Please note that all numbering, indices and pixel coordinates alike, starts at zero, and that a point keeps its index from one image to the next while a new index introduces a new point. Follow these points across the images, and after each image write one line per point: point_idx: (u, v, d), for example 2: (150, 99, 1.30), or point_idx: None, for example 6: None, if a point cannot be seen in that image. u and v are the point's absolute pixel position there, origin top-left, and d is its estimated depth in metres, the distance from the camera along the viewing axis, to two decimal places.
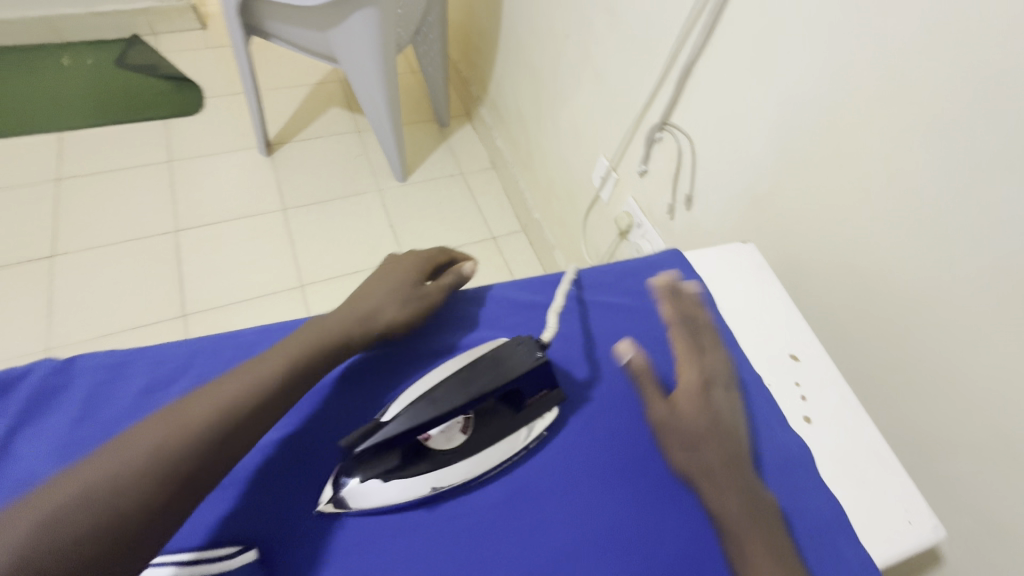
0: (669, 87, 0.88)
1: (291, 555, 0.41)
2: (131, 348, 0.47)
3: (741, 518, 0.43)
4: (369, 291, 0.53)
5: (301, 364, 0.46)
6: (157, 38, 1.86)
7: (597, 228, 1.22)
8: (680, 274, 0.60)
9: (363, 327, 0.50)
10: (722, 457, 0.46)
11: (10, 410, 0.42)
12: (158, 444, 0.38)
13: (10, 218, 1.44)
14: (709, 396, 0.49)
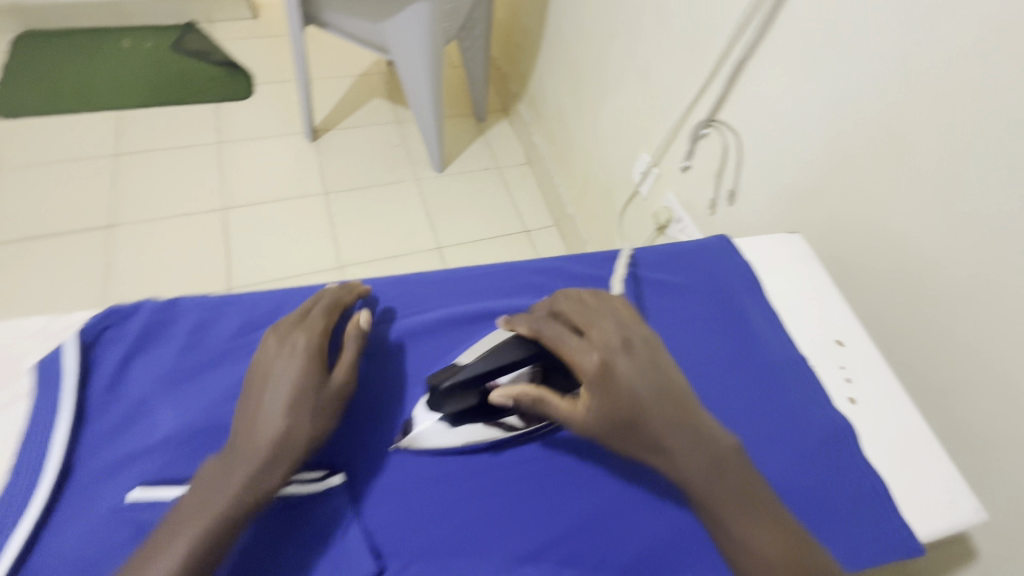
0: (717, 84, 0.90)
1: (372, 482, 0.44)
2: (225, 294, 0.52)
3: (703, 474, 0.41)
4: (270, 401, 0.42)
5: (246, 491, 0.38)
6: (212, 25, 1.93)
7: (634, 223, 1.24)
8: (721, 262, 0.63)
9: (285, 451, 0.41)
10: (659, 426, 0.43)
11: (124, 338, 0.46)
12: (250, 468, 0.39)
13: (69, 189, 1.50)
14: (606, 379, 0.44)
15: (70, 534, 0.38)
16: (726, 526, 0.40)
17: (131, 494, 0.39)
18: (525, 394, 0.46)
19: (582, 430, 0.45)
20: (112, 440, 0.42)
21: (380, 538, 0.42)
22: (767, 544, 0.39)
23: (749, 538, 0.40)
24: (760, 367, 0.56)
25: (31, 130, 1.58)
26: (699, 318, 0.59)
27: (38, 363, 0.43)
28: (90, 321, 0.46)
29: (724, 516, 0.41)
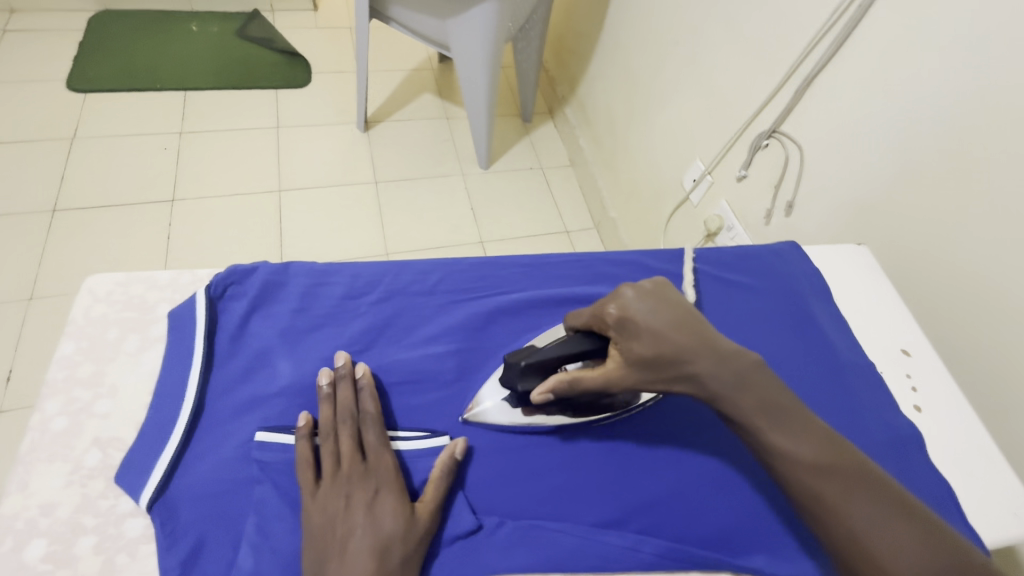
0: (784, 97, 0.92)
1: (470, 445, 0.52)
2: (331, 262, 0.59)
3: (733, 390, 0.47)
4: (328, 497, 0.45)
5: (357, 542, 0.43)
6: (274, 14, 2.00)
7: (684, 230, 1.25)
8: (793, 267, 0.65)
9: (365, 514, 0.45)
10: (686, 353, 0.48)
11: (243, 297, 0.55)
12: (358, 505, 0.45)
13: (134, 161, 1.55)
14: (628, 326, 0.49)
15: (207, 463, 0.47)
16: (765, 435, 0.46)
17: (256, 435, 0.48)
18: (558, 382, 0.50)
19: (621, 381, 0.49)
20: (237, 386, 0.51)
21: (476, 498, 0.49)
22: (801, 444, 0.45)
23: (785, 443, 0.45)
24: (828, 368, 0.58)
25: (102, 103, 1.64)
26: (768, 319, 0.61)
27: (172, 314, 0.53)
28: (211, 282, 0.54)
29: (760, 426, 0.46)
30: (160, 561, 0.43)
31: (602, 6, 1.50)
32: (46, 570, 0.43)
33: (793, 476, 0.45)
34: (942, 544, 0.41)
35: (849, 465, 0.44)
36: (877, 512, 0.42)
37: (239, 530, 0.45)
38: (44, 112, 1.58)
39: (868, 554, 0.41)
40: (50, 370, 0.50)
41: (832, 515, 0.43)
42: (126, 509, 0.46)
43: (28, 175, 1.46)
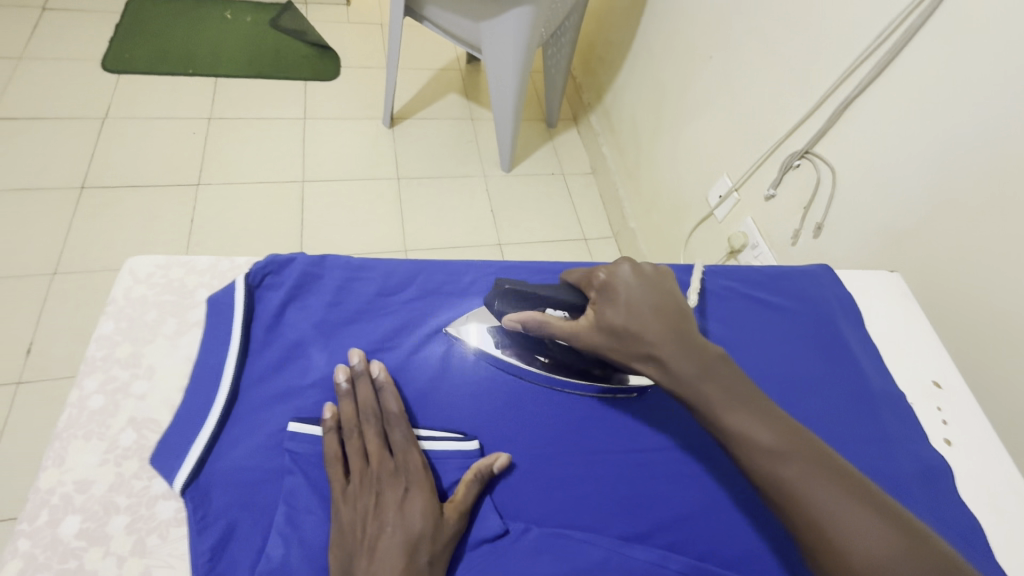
0: (819, 119, 0.91)
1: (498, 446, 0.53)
2: (365, 259, 0.62)
3: (696, 376, 0.47)
4: (357, 495, 0.47)
5: (387, 539, 0.44)
6: (307, 7, 2.01)
7: (706, 245, 1.24)
8: (824, 290, 0.65)
9: (393, 511, 0.46)
10: (654, 333, 0.49)
11: (280, 286, 0.57)
12: (386, 503, 0.46)
13: (162, 144, 1.56)
14: (608, 292, 0.52)
15: (241, 450, 0.49)
16: (724, 419, 0.45)
17: (289, 426, 0.50)
18: (533, 317, 0.54)
19: (587, 338, 0.52)
20: (273, 374, 0.53)
21: (503, 502, 0.50)
22: (763, 428, 0.44)
23: (746, 427, 0.44)
24: (859, 396, 0.58)
25: (135, 85, 1.66)
26: (798, 341, 0.61)
27: (211, 300, 0.55)
28: (249, 271, 0.56)
29: (721, 411, 0.45)
30: (192, 543, 0.44)
31: (635, 16, 1.50)
32: (80, 546, 0.44)
33: (753, 460, 0.44)
34: (914, 535, 0.39)
35: (812, 450, 0.43)
36: (843, 498, 0.41)
37: (269, 519, 0.47)
38: (78, 91, 1.60)
39: (828, 540, 0.40)
40: (88, 347, 0.53)
41: (793, 499, 0.41)
42: (159, 491, 0.47)
43: (59, 152, 1.48)
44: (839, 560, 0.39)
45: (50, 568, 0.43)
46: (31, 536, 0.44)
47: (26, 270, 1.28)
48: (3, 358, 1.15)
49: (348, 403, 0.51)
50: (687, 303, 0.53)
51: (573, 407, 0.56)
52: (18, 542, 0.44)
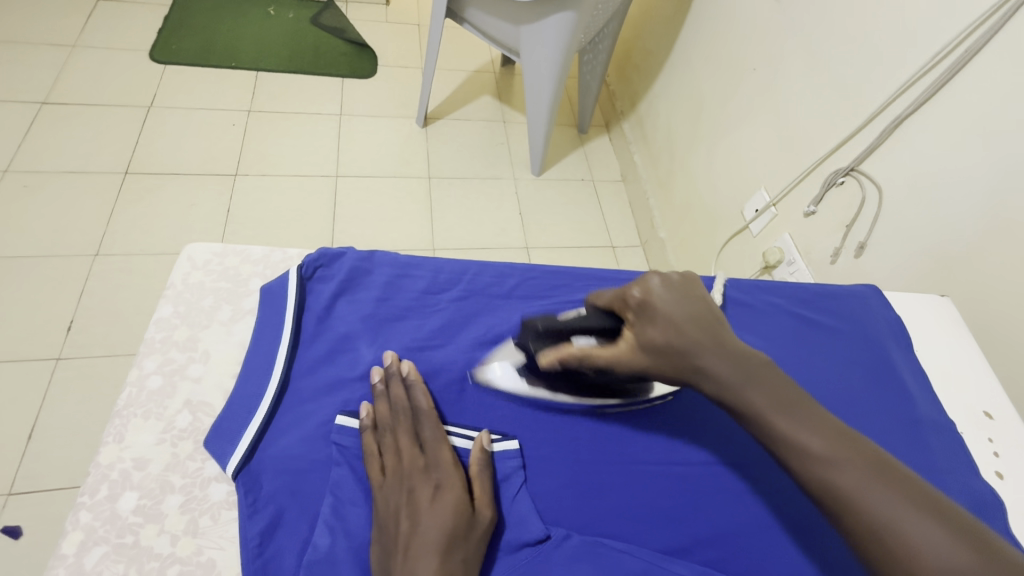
0: (867, 136, 0.89)
1: (540, 450, 0.53)
2: (412, 256, 0.63)
3: (736, 379, 0.47)
4: (392, 491, 0.47)
5: (421, 534, 0.44)
6: (347, 5, 2.05)
7: (739, 259, 1.23)
8: (872, 311, 0.64)
9: (427, 507, 0.45)
10: (699, 343, 0.49)
11: (330, 279, 0.58)
12: (418, 498, 0.46)
13: (203, 134, 1.60)
14: (645, 308, 0.51)
15: (289, 439, 0.49)
16: (770, 421, 0.45)
17: (336, 419, 0.51)
18: (570, 353, 0.52)
19: (629, 360, 0.51)
20: (321, 365, 0.54)
21: (545, 506, 0.50)
22: (813, 435, 0.44)
23: (796, 434, 0.44)
24: (907, 421, 0.56)
25: (180, 76, 1.70)
26: (845, 363, 0.60)
27: (265, 289, 0.57)
28: (300, 263, 0.57)
29: (770, 417, 0.45)
30: (242, 527, 0.46)
31: (676, 24, 1.49)
32: (136, 522, 0.46)
33: (804, 468, 0.43)
34: (983, 544, 0.38)
35: (865, 456, 0.43)
36: (903, 504, 0.40)
37: (315, 509, 0.47)
38: (126, 80, 1.65)
39: (891, 548, 0.38)
40: (148, 329, 0.55)
41: (850, 507, 0.41)
42: (212, 473, 0.49)
43: (105, 138, 1.52)
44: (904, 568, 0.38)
45: (108, 542, 0.45)
46: (91, 510, 0.46)
47: (70, 251, 1.32)
48: (46, 334, 1.19)
49: (383, 406, 0.51)
50: (721, 312, 0.53)
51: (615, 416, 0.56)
52: (79, 514, 0.46)
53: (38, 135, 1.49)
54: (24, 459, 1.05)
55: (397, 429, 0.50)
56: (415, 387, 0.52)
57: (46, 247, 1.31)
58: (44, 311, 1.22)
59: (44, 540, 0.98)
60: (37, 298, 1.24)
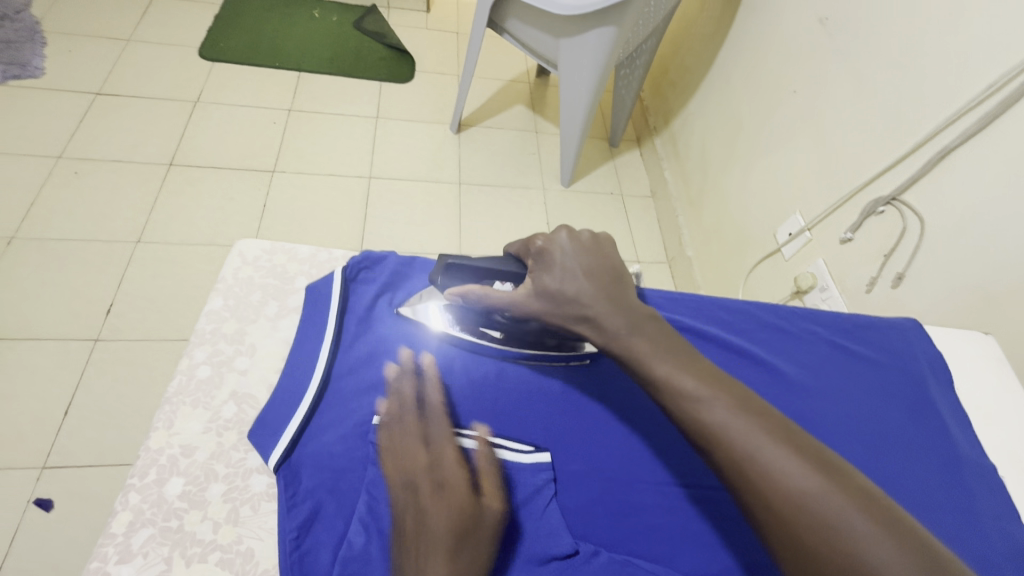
0: (911, 166, 0.88)
1: (568, 463, 0.53)
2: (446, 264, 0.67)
3: (623, 329, 0.48)
4: (400, 489, 0.46)
5: (428, 528, 0.43)
6: (389, 11, 2.10)
7: (769, 283, 1.21)
8: (914, 344, 0.63)
9: (432, 500, 0.44)
10: (590, 293, 0.50)
11: (373, 281, 0.62)
12: (426, 492, 0.45)
13: (244, 131, 1.64)
14: (544, 257, 0.53)
15: (329, 436, 0.51)
16: (651, 369, 0.46)
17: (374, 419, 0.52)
18: (475, 290, 0.55)
19: (521, 302, 0.53)
20: (362, 365, 0.55)
21: (574, 521, 0.51)
22: (689, 376, 0.44)
23: (671, 377, 0.45)
24: (947, 462, 0.55)
25: (226, 74, 1.76)
26: (883, 396, 0.59)
27: (310, 288, 0.60)
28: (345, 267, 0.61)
29: (652, 362, 0.46)
30: (281, 520, 0.47)
31: (715, 43, 1.48)
32: (181, 507, 0.48)
33: (681, 410, 0.43)
34: (835, 472, 0.39)
35: (736, 395, 0.43)
36: (770, 440, 0.40)
37: (350, 506, 0.48)
38: (175, 75, 1.72)
39: (754, 479, 0.39)
40: (199, 321, 0.58)
41: (721, 443, 0.41)
42: (254, 464, 0.51)
43: (153, 130, 1.58)
44: (763, 499, 0.39)
45: (154, 524, 0.47)
46: (140, 492, 0.48)
47: (113, 237, 1.37)
48: (86, 316, 1.24)
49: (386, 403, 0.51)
50: (627, 271, 0.53)
51: (647, 435, 0.56)
52: (128, 495, 0.48)
53: (90, 124, 1.56)
54: (58, 435, 1.09)
55: (402, 426, 0.49)
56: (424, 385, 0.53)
57: (92, 232, 1.36)
58: (86, 294, 1.27)
59: (72, 516, 1.01)
60: (80, 281, 1.28)
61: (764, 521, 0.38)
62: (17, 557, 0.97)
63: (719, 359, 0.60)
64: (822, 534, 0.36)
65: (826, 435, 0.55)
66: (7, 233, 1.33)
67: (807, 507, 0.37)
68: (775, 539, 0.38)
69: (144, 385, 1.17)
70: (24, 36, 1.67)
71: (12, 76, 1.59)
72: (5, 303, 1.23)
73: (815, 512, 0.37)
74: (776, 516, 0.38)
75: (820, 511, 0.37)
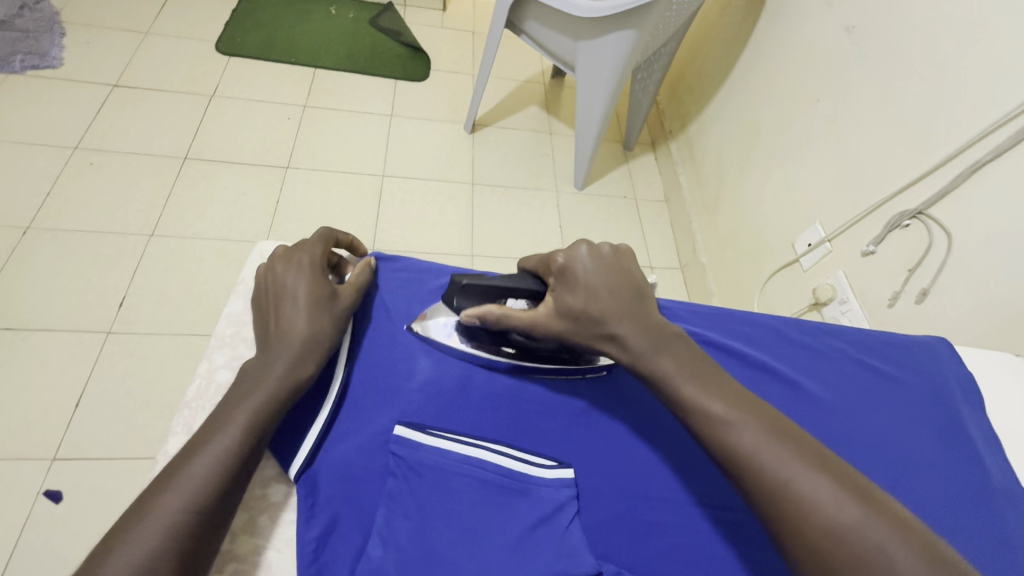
0: (939, 180, 0.86)
1: (589, 479, 0.53)
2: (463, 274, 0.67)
3: (648, 347, 0.48)
4: (269, 280, 0.54)
5: (287, 310, 0.52)
6: (405, 9, 2.09)
7: (786, 293, 1.19)
8: (943, 366, 0.61)
9: (293, 286, 0.53)
10: (614, 311, 0.49)
11: (394, 290, 0.63)
12: (289, 281, 0.53)
13: (259, 126, 1.64)
14: (565, 276, 0.51)
15: (348, 445, 0.51)
16: (679, 392, 0.46)
17: (394, 429, 0.52)
18: (493, 310, 0.53)
19: (546, 324, 0.52)
20: (380, 373, 0.56)
21: (596, 540, 0.50)
22: (717, 399, 0.44)
23: (699, 398, 0.45)
24: (979, 491, 0.54)
25: (242, 68, 1.76)
26: (911, 417, 0.58)
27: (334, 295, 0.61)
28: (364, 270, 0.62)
29: (678, 383, 0.46)
30: (300, 530, 0.47)
31: (735, 49, 1.47)
32: None
33: (709, 433, 0.43)
34: (874, 501, 0.37)
35: (769, 421, 0.43)
36: (803, 467, 0.39)
37: (369, 519, 0.49)
38: (192, 68, 1.72)
39: (788, 508, 0.38)
40: (220, 323, 0.58)
41: (753, 469, 0.41)
42: (273, 472, 0.51)
43: (168, 123, 1.58)
44: (797, 531, 0.38)
45: None
46: None
47: (127, 229, 1.37)
48: (98, 308, 1.24)
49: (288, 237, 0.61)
50: (650, 289, 0.52)
51: (669, 451, 0.55)
52: None
53: (107, 115, 1.56)
54: (69, 427, 1.09)
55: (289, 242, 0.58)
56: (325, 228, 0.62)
57: (106, 224, 1.37)
58: (98, 286, 1.27)
59: (80, 509, 1.01)
60: (93, 273, 1.29)
61: (798, 553, 0.38)
62: (25, 548, 0.97)
63: (745, 376, 0.58)
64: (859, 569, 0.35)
65: (854, 459, 0.54)
66: (23, 223, 1.33)
67: (842, 539, 0.36)
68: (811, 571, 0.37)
69: (154, 379, 1.17)
70: (44, 27, 1.68)
71: (30, 66, 1.60)
72: (19, 293, 1.23)
73: (852, 545, 0.36)
74: (811, 550, 0.37)
75: (856, 544, 0.36)
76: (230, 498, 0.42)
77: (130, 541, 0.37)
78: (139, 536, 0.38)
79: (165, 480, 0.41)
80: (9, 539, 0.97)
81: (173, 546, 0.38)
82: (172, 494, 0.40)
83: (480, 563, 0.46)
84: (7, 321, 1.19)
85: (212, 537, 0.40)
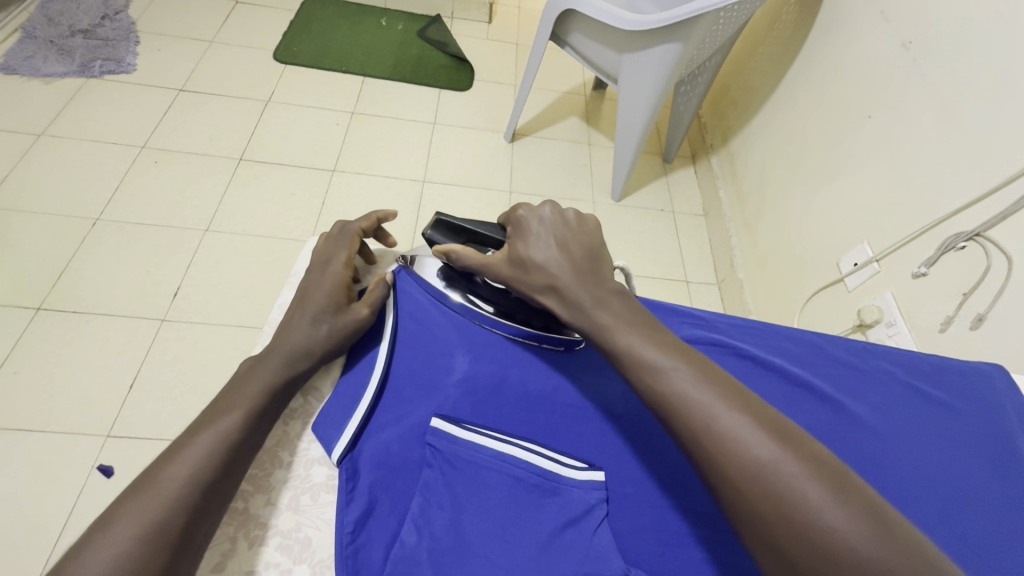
0: (999, 202, 0.82)
1: (620, 486, 0.53)
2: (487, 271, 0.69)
3: (587, 296, 0.50)
4: (302, 278, 0.60)
5: (292, 318, 0.56)
6: (452, 20, 2.15)
7: (829, 314, 1.15)
8: (999, 392, 0.59)
9: (309, 290, 0.58)
10: (560, 264, 0.52)
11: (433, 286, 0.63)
12: (308, 288, 0.58)
13: (308, 130, 1.71)
14: (521, 227, 0.56)
15: (388, 434, 0.53)
16: (612, 338, 0.48)
17: (431, 421, 0.53)
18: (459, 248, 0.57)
19: (496, 269, 0.55)
20: (420, 367, 0.57)
21: (626, 546, 0.50)
22: (650, 347, 0.46)
23: (630, 344, 0.47)
24: None
25: (296, 76, 1.84)
26: (962, 444, 0.55)
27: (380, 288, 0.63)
28: (400, 264, 0.65)
29: (614, 331, 0.48)
30: (340, 512, 0.49)
31: (785, 63, 1.44)
32: (247, 489, 0.50)
33: (641, 377, 0.45)
34: (792, 439, 0.40)
35: (701, 366, 0.45)
36: (733, 412, 0.41)
37: (405, 505, 0.50)
38: (250, 75, 1.82)
39: (709, 445, 0.40)
40: (273, 310, 0.63)
41: (681, 409, 0.42)
42: (316, 455, 0.54)
43: (226, 126, 1.68)
44: (721, 466, 0.40)
45: None
46: None
47: (184, 224, 1.45)
48: (155, 297, 1.32)
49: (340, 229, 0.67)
50: (603, 251, 0.55)
51: None
52: None
53: (172, 117, 1.67)
54: (123, 407, 1.16)
55: (331, 237, 0.64)
56: (369, 221, 0.67)
57: (165, 218, 1.45)
58: (156, 276, 1.35)
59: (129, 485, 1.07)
60: (152, 264, 1.37)
61: (722, 491, 0.40)
62: (78, 517, 1.03)
63: (784, 394, 0.57)
64: (773, 498, 0.37)
65: (900, 485, 0.52)
66: (93, 215, 1.43)
67: (761, 470, 0.38)
68: (730, 503, 0.40)
69: (201, 365, 1.23)
70: (121, 35, 1.81)
71: (108, 70, 1.72)
72: (84, 280, 1.32)
73: (769, 479, 0.38)
74: (732, 483, 0.39)
75: (771, 475, 0.38)
76: (231, 474, 0.46)
77: (137, 505, 0.41)
78: (144, 502, 0.41)
79: (171, 453, 0.45)
80: (65, 507, 1.04)
81: (177, 516, 0.41)
82: (178, 465, 0.44)
83: (509, 559, 0.46)
84: (74, 305, 1.28)
85: (211, 510, 0.44)
